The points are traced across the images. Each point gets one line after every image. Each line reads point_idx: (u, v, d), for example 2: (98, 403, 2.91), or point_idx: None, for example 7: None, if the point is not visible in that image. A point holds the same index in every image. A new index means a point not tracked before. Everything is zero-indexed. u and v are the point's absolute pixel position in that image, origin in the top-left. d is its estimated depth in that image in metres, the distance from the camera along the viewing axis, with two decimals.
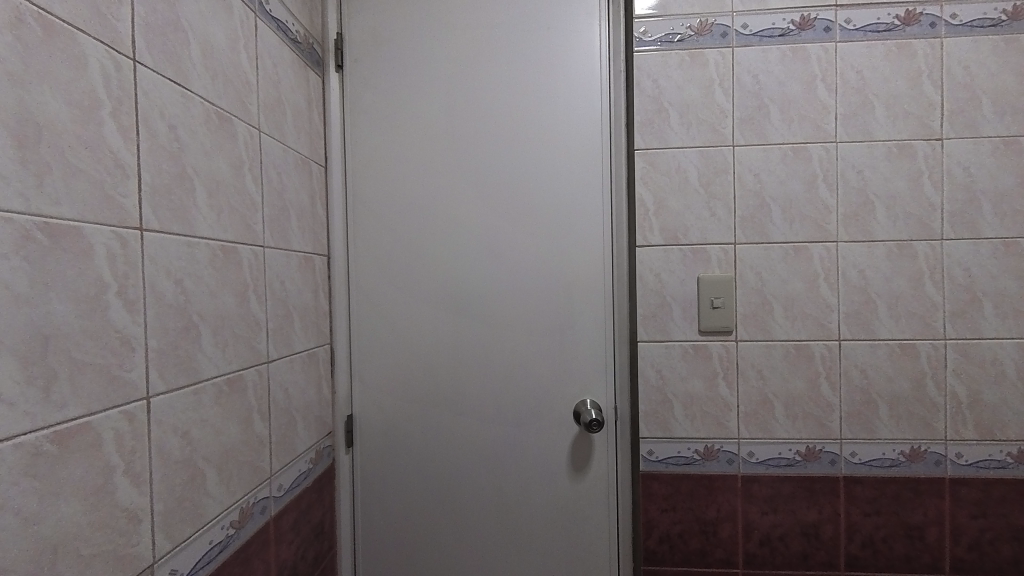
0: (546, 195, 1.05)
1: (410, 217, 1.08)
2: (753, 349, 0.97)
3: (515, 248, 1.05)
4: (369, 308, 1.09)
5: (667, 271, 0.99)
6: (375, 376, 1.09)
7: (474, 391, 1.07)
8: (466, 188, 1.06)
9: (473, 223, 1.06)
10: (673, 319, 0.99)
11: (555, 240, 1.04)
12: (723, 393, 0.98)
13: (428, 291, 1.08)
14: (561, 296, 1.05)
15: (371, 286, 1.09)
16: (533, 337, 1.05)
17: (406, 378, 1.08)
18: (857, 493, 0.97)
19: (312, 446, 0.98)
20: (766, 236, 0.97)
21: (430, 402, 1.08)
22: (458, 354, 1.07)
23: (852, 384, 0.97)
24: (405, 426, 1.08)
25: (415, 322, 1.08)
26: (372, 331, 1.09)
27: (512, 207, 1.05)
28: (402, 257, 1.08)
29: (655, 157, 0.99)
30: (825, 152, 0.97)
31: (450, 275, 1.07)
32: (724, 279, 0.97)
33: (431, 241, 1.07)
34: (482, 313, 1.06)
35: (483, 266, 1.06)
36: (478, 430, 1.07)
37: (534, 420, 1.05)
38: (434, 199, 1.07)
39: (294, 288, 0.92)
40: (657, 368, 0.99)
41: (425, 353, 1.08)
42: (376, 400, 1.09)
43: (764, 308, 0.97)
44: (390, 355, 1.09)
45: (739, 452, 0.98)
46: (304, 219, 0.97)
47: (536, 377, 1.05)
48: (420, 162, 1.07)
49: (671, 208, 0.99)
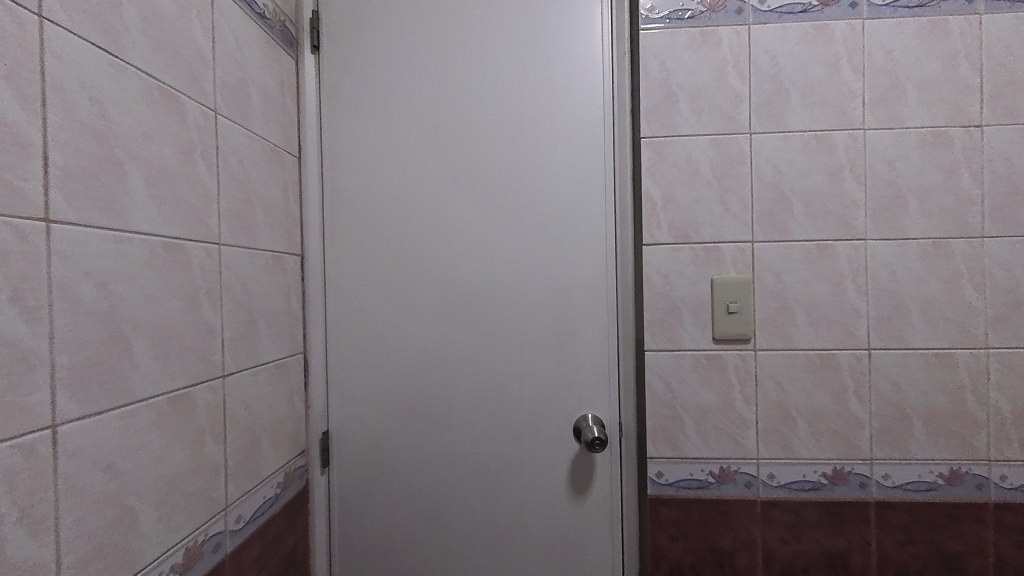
0: (545, 190, 0.95)
1: (397, 215, 0.98)
2: (772, 359, 0.88)
3: (511, 246, 0.96)
4: (350, 314, 0.99)
5: (677, 273, 0.89)
6: (356, 389, 0.99)
7: (467, 406, 0.97)
8: (457, 185, 0.97)
9: (462, 220, 0.97)
10: (683, 326, 0.89)
11: (555, 238, 0.95)
12: (739, 408, 0.88)
13: (417, 296, 0.98)
14: (561, 300, 0.95)
15: (354, 288, 0.99)
16: (530, 346, 0.95)
17: (392, 391, 0.98)
18: (889, 518, 0.87)
19: (281, 468, 0.87)
20: (786, 234, 0.88)
21: (416, 416, 0.98)
22: (449, 366, 0.97)
23: (882, 398, 0.87)
24: (389, 444, 0.98)
25: (401, 331, 0.98)
26: (353, 339, 0.99)
27: (509, 204, 0.96)
28: (387, 260, 0.98)
29: (663, 146, 0.89)
30: (851, 140, 0.87)
31: (440, 279, 0.97)
32: (739, 281, 0.87)
33: (420, 241, 0.98)
34: (476, 321, 0.97)
35: (477, 269, 0.96)
36: (470, 449, 0.97)
37: (530, 437, 0.96)
38: (423, 195, 0.97)
39: (260, 291, 0.82)
40: (666, 381, 0.89)
41: (413, 363, 0.98)
42: (356, 415, 0.99)
43: (785, 313, 0.87)
44: (371, 364, 0.99)
45: (758, 474, 0.88)
46: (273, 214, 0.87)
47: (532, 389, 0.95)
48: (407, 156, 0.98)
49: (680, 203, 0.89)
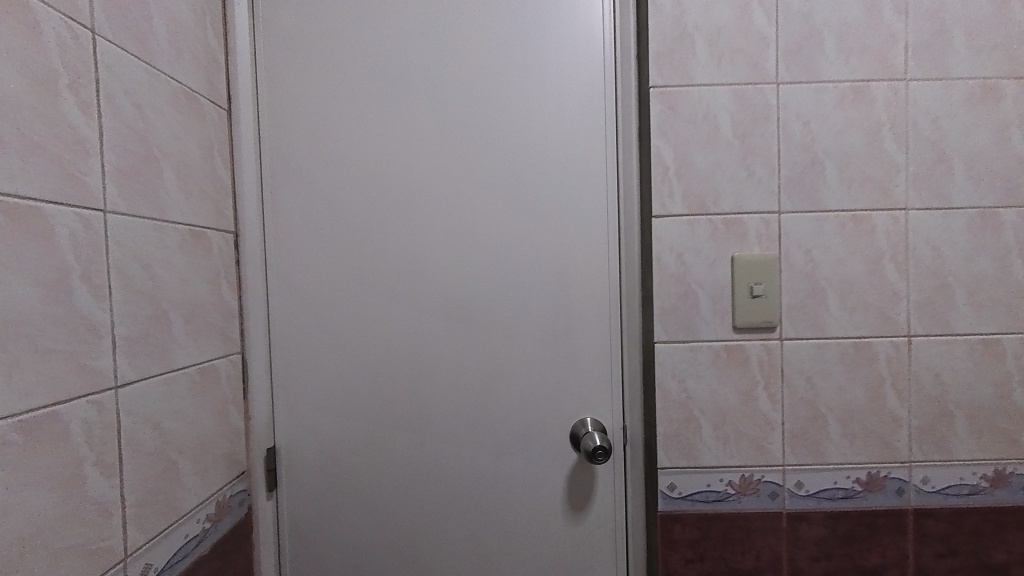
0: (536, 155, 0.79)
1: (361, 186, 0.81)
2: (801, 350, 0.75)
3: (496, 223, 0.80)
4: (305, 306, 0.81)
5: (692, 250, 0.75)
6: (314, 396, 0.82)
7: (448, 414, 0.82)
8: (435, 149, 0.80)
9: (437, 192, 0.80)
10: (699, 313, 0.75)
11: (548, 211, 0.79)
12: (763, 408, 0.75)
13: (387, 284, 0.81)
14: (555, 286, 0.80)
15: (308, 276, 0.81)
16: (519, 340, 0.80)
17: (359, 399, 0.82)
18: (928, 528, 0.76)
19: (212, 497, 0.70)
20: (818, 204, 0.75)
21: (384, 427, 0.82)
22: (428, 368, 0.81)
23: (922, 392, 0.76)
24: (355, 461, 0.82)
25: (368, 327, 0.81)
26: (309, 337, 0.82)
27: (497, 173, 0.80)
28: (349, 240, 0.81)
29: (676, 98, 0.75)
30: (891, 93, 0.74)
31: (416, 264, 0.81)
32: (764, 259, 0.74)
33: (390, 218, 0.81)
34: (459, 313, 0.81)
35: (460, 251, 0.80)
36: (453, 464, 0.82)
37: (520, 447, 0.81)
38: (392, 162, 0.80)
39: (175, 276, 0.64)
40: (680, 378, 0.76)
41: (384, 365, 0.82)
42: (311, 427, 0.82)
43: (816, 296, 0.75)
44: (329, 367, 0.82)
45: (784, 483, 0.76)
46: (193, 180, 0.69)
47: (522, 391, 0.81)
48: (373, 113, 0.80)
49: (696, 167, 0.75)
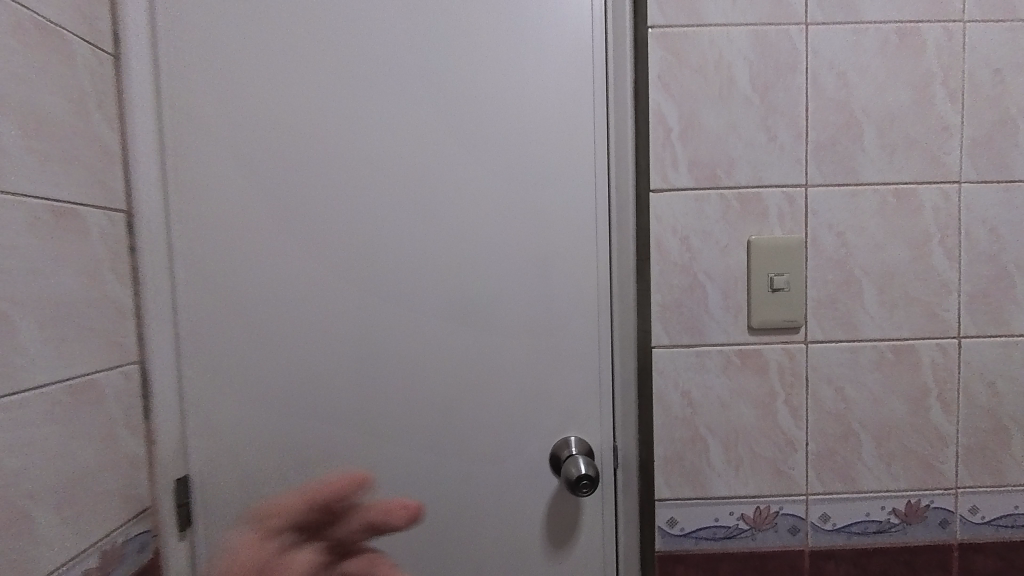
0: (521, 119, 0.64)
1: (294, 155, 0.65)
2: (831, 355, 0.61)
3: (480, 201, 0.65)
4: (225, 305, 0.66)
5: (699, 233, 0.61)
6: (239, 414, 0.67)
7: (406, 434, 0.67)
8: (386, 109, 0.64)
9: (406, 162, 0.65)
10: (707, 310, 0.61)
11: (529, 186, 0.65)
12: (784, 425, 0.62)
13: (329, 278, 0.66)
14: (532, 280, 0.65)
15: (228, 267, 0.66)
16: (499, 344, 0.66)
17: (297, 418, 0.67)
18: (975, 566, 0.64)
19: (95, 546, 0.55)
20: (853, 175, 0.61)
21: (344, 450, 0.68)
22: (382, 379, 0.67)
23: (973, 405, 0.63)
24: (291, 492, 0.68)
25: (306, 329, 0.67)
26: (231, 342, 0.66)
27: (463, 139, 0.64)
28: (279, 223, 0.66)
29: (681, 42, 0.60)
30: (946, 38, 0.60)
31: (364, 252, 0.66)
32: (787, 244, 0.60)
33: (331, 196, 0.65)
34: (418, 312, 0.66)
35: (419, 237, 0.66)
36: (411, 494, 0.68)
37: (494, 473, 0.67)
38: (333, 125, 0.65)
39: (25, 266, 0.49)
40: (683, 390, 0.62)
41: (326, 376, 0.67)
42: (251, 452, 0.67)
43: (849, 288, 0.61)
44: (273, 379, 0.67)
45: (808, 516, 0.63)
46: (55, 140, 0.52)
47: (497, 406, 0.67)
48: (307, 63, 0.64)
49: (706, 129, 0.60)
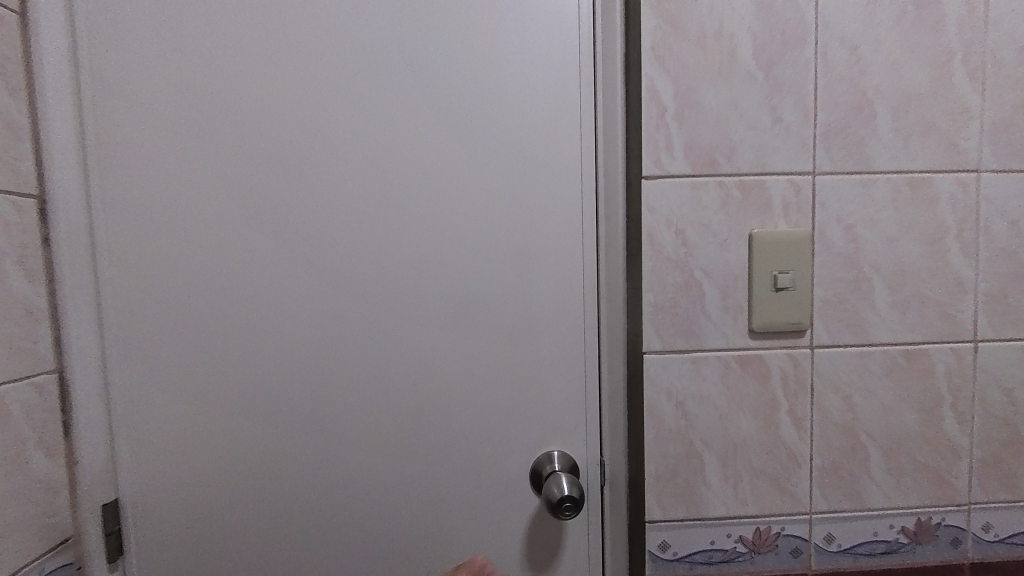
0: (511, 99, 0.57)
1: (240, 135, 0.57)
2: (837, 360, 0.56)
3: (472, 192, 0.58)
4: (163, 305, 0.58)
5: (696, 225, 0.54)
6: (181, 427, 0.60)
7: (370, 450, 0.60)
8: (346, 82, 0.57)
9: (388, 148, 0.57)
10: (703, 311, 0.55)
11: (511, 174, 0.58)
12: (786, 438, 0.56)
13: (283, 275, 0.58)
14: (510, 279, 0.59)
15: (166, 262, 0.58)
16: (484, 351, 0.59)
17: (248, 431, 0.60)
18: None
19: None
20: (865, 162, 0.55)
21: (317, 469, 0.61)
22: (344, 388, 0.60)
23: (989, 414, 0.58)
24: (242, 514, 0.61)
25: (257, 333, 0.59)
26: (171, 347, 0.59)
27: (435, 119, 0.57)
28: (223, 213, 0.58)
29: (678, 9, 0.53)
30: (967, 10, 0.54)
31: (336, 249, 0.58)
32: (792, 238, 0.54)
33: (283, 181, 0.57)
34: (384, 314, 0.59)
35: (396, 231, 0.58)
36: (393, 517, 0.61)
37: (471, 492, 0.61)
38: (284, 100, 0.57)
39: None
40: (676, 400, 0.56)
41: (281, 386, 0.60)
42: (208, 472, 0.60)
43: (858, 287, 0.55)
44: (237, 392, 0.59)
45: (811, 537, 0.57)
46: None
47: (474, 419, 0.60)
48: (256, 29, 0.56)
49: (704, 109, 0.53)
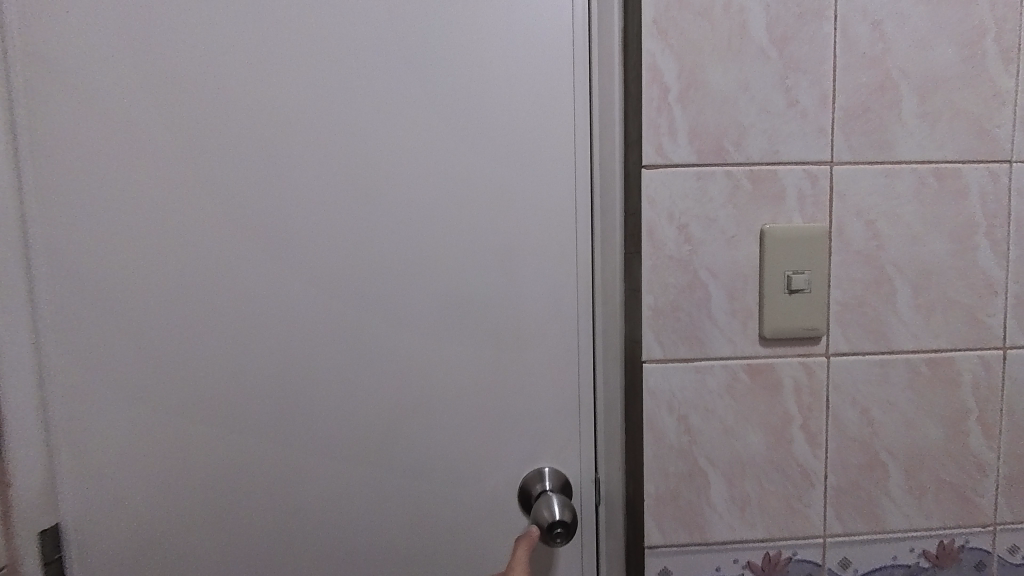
0: (503, 81, 0.51)
1: (195, 118, 0.51)
2: (855, 370, 0.51)
3: (461, 182, 0.52)
4: (110, 308, 0.52)
5: (701, 221, 0.49)
6: (131, 443, 0.54)
7: (343, 466, 0.55)
8: (315, 59, 0.51)
9: (371, 134, 0.52)
10: (708, 315, 0.49)
11: (499, 164, 0.52)
12: (798, 455, 0.51)
13: (245, 275, 0.53)
14: (497, 279, 0.53)
15: (113, 260, 0.52)
16: (472, 359, 0.54)
17: (207, 447, 0.54)
18: None
19: None
20: (887, 150, 0.49)
21: (288, 488, 0.55)
22: (316, 399, 0.54)
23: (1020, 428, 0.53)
24: (201, 538, 0.55)
25: (216, 338, 0.53)
26: (120, 355, 0.53)
27: (416, 100, 0.51)
28: (175, 206, 0.52)
29: None
30: None
31: (307, 245, 0.53)
32: (807, 234, 0.49)
33: (243, 170, 0.52)
34: (359, 316, 0.53)
35: (376, 225, 0.53)
36: (373, 540, 0.56)
37: (455, 513, 0.56)
38: (243, 78, 0.51)
39: None
40: (679, 413, 0.50)
41: (244, 396, 0.54)
42: (166, 493, 0.54)
43: (879, 289, 0.50)
44: (199, 404, 0.54)
45: (825, 562, 0.52)
46: None
47: (458, 433, 0.55)
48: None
49: (710, 90, 0.48)
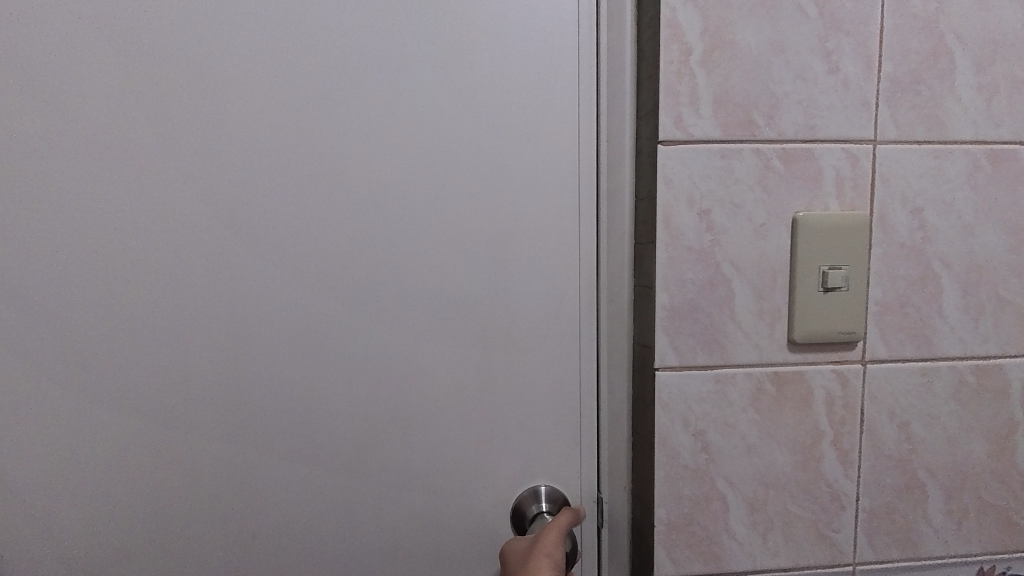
0: (500, 41, 0.44)
1: (131, 81, 0.43)
2: (894, 379, 0.44)
3: (451, 160, 0.45)
4: (32, 307, 0.44)
5: (724, 206, 0.42)
6: (62, 462, 0.46)
7: (312, 487, 0.48)
8: (274, 9, 0.43)
9: (345, 102, 0.44)
10: (731, 316, 0.43)
11: (492, 139, 0.45)
12: (828, 475, 0.45)
13: (195, 266, 0.45)
14: (488, 273, 0.46)
15: (35, 250, 0.44)
16: (461, 363, 0.47)
17: (152, 466, 0.47)
18: None
19: None
20: (938, 128, 0.43)
21: (249, 510, 0.48)
22: (281, 411, 0.47)
23: None
24: (146, 569, 0.48)
25: (159, 340, 0.45)
26: (46, 360, 0.45)
27: (399, 63, 0.44)
28: (109, 185, 0.44)
29: None
30: None
31: (269, 232, 0.45)
32: (846, 224, 0.42)
33: (191, 143, 0.44)
34: (331, 315, 0.46)
35: (351, 209, 0.45)
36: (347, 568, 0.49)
37: (440, 537, 0.49)
38: (187, 33, 0.42)
39: None
40: (695, 428, 0.44)
41: (196, 408, 0.46)
42: (108, 517, 0.47)
43: (924, 287, 0.44)
44: (144, 417, 0.46)
45: None
46: None
47: (445, 448, 0.48)
48: None
49: (738, 53, 0.41)
